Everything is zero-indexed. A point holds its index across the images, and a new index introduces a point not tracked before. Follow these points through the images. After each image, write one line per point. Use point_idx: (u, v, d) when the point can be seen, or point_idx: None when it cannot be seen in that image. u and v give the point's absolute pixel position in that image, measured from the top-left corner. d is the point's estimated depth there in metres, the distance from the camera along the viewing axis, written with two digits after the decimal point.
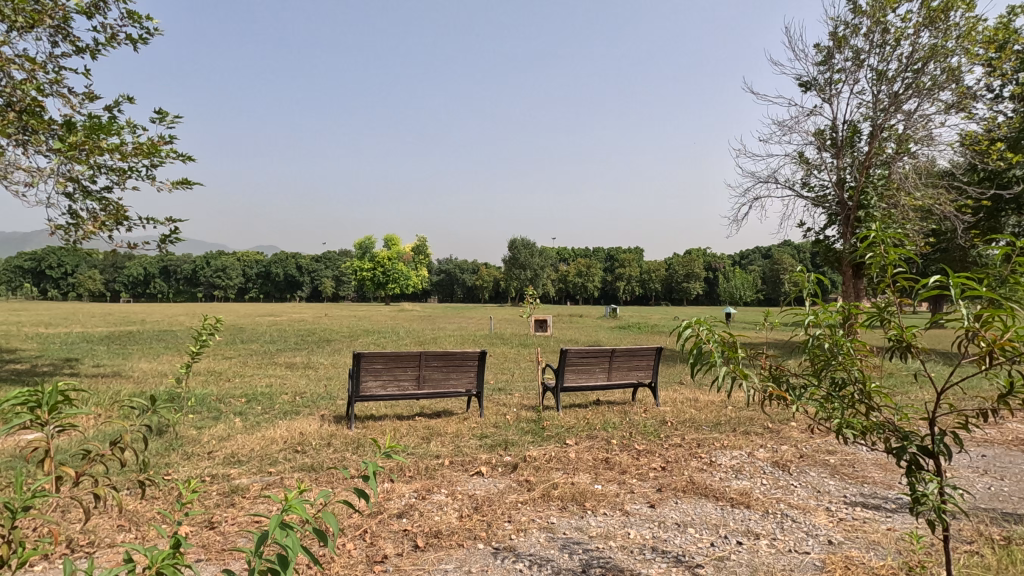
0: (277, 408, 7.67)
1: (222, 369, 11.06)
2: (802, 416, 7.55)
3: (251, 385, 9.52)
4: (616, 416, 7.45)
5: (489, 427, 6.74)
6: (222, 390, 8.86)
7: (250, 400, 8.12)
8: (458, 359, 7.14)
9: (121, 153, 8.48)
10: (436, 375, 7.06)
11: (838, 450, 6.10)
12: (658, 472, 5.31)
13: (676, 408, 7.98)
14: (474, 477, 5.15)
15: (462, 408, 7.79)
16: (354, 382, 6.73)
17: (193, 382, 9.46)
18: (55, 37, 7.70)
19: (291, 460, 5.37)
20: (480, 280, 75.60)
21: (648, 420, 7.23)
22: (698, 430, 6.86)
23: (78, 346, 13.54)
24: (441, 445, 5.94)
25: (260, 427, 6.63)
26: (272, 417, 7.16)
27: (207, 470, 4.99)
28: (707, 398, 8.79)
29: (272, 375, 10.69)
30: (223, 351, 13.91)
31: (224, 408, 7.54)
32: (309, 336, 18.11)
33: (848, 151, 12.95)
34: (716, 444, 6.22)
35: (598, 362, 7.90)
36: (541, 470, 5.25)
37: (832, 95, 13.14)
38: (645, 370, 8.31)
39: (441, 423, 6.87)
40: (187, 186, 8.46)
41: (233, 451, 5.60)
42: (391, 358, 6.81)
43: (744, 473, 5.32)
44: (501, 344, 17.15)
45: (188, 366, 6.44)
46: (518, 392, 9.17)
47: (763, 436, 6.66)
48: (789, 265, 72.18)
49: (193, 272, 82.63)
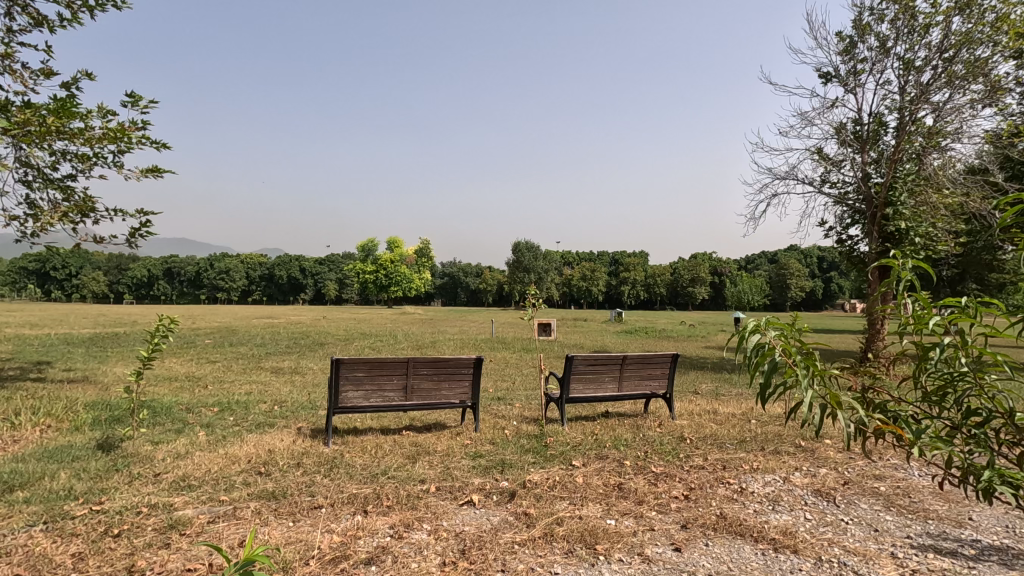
0: (250, 419, 6.90)
1: (202, 375, 10.33)
2: (835, 434, 6.72)
3: (228, 392, 8.75)
4: (628, 432, 6.65)
5: (484, 443, 5.95)
6: (194, 398, 8.09)
7: (222, 410, 7.35)
8: (451, 367, 6.36)
9: (85, 137, 7.76)
10: (427, 385, 6.28)
11: (886, 475, 5.29)
12: (681, 503, 4.50)
13: (693, 422, 7.17)
14: (464, 508, 4.36)
15: (457, 421, 7.01)
16: (334, 392, 5.95)
17: (167, 389, 8.71)
18: (9, 8, 6.99)
19: (250, 484, 4.58)
20: (484, 283, 74.90)
21: (664, 436, 6.42)
22: (722, 448, 6.05)
23: (56, 348, 12.81)
24: (429, 467, 5.15)
25: (224, 442, 5.85)
26: (242, 429, 6.38)
27: (148, 498, 4.21)
28: (726, 411, 7.98)
29: (254, 381, 9.94)
30: (208, 355, 13.15)
31: (190, 419, 6.78)
32: (302, 339, 17.41)
33: (872, 146, 12.14)
34: (745, 467, 5.40)
35: (608, 371, 7.11)
36: (542, 500, 4.45)
37: (855, 86, 12.34)
38: (659, 379, 7.51)
39: (430, 438, 6.09)
40: (157, 173, 7.72)
41: (186, 473, 4.82)
42: (376, 365, 6.03)
43: (783, 504, 4.50)
44: (502, 349, 16.37)
45: (139, 375, 5.54)
46: (518, 402, 8.38)
47: (797, 457, 5.84)
48: (796, 270, 71.26)
49: (196, 274, 82.23)
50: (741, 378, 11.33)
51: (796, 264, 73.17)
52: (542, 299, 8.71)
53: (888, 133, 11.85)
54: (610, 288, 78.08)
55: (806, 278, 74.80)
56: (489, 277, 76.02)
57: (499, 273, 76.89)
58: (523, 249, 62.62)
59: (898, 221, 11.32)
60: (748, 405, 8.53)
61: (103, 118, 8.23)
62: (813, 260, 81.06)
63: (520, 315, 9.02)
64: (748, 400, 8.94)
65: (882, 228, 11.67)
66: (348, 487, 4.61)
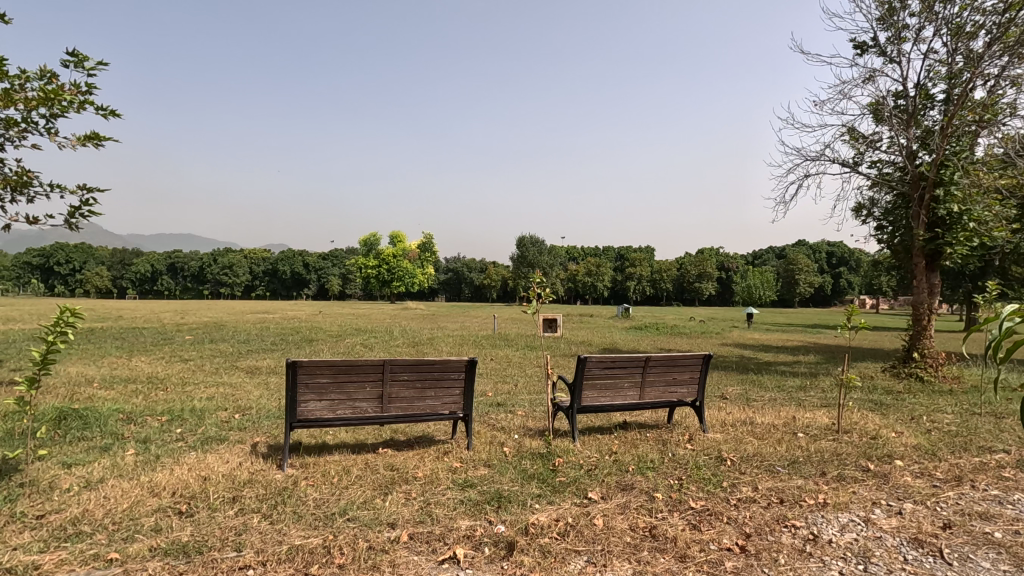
0: (198, 433, 5.74)
1: (167, 376, 9.19)
2: (906, 454, 5.52)
3: (188, 397, 7.60)
4: (653, 449, 5.48)
5: (478, 467, 4.79)
6: (144, 405, 6.92)
7: (169, 421, 6.18)
8: (437, 371, 5.19)
9: (12, 101, 6.62)
10: (410, 394, 5.11)
11: (993, 513, 4.10)
12: (739, 563, 3.32)
13: (730, 438, 6.00)
14: (444, 568, 3.19)
15: (447, 435, 5.85)
16: (290, 403, 4.80)
17: (116, 393, 7.57)
18: None
19: (160, 532, 3.43)
20: (488, 280, 73.70)
21: (699, 457, 5.25)
22: (774, 473, 4.86)
23: (17, 346, 11.70)
24: (403, 503, 3.98)
25: (152, 464, 4.69)
26: (182, 447, 5.22)
27: (10, 555, 3.07)
28: (765, 422, 6.79)
29: (223, 383, 8.78)
30: (184, 353, 12.01)
31: (125, 433, 5.62)
32: (290, 335, 16.25)
33: (918, 121, 10.83)
34: (811, 503, 4.21)
35: (628, 376, 5.94)
36: (551, 558, 3.27)
37: (896, 56, 11.03)
38: (687, 386, 6.34)
39: (412, 459, 4.93)
40: (98, 141, 6.61)
41: (82, 513, 3.66)
42: (343, 369, 4.85)
43: (879, 564, 3.31)
44: (505, 346, 15.18)
45: (25, 399, 4.38)
46: (520, 410, 7.21)
47: (869, 486, 4.65)
48: (806, 266, 69.78)
49: (200, 269, 81.40)
50: (773, 380, 10.14)
51: (805, 260, 71.55)
52: (551, 293, 7.39)
53: (935, 106, 10.54)
54: (616, 283, 76.66)
55: (815, 273, 73.29)
56: (494, 273, 74.69)
57: (504, 268, 75.77)
58: (529, 245, 62.66)
59: (949, 204, 10.03)
60: (789, 414, 7.34)
61: (40, 80, 7.10)
62: (823, 256, 79.39)
63: (523, 309, 7.74)
64: (787, 408, 7.75)
65: (929, 212, 10.38)
66: (290, 536, 3.44)
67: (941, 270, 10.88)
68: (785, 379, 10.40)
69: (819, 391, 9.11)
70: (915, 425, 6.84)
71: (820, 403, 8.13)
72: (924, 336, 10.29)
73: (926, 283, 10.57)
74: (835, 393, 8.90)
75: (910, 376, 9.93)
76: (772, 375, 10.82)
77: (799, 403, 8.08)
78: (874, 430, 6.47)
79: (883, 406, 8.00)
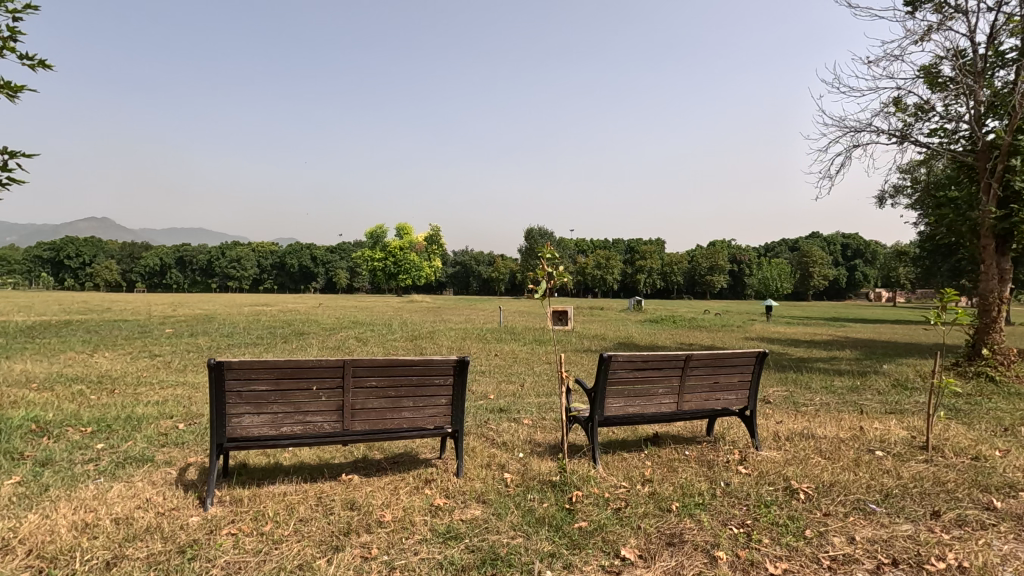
0: (119, 451, 4.54)
1: (124, 374, 8.05)
2: None
3: (131, 401, 6.40)
4: (699, 476, 4.22)
5: (468, 506, 3.56)
6: (71, 412, 5.72)
7: (91, 435, 4.98)
8: (416, 377, 3.93)
9: None
10: (380, 405, 3.88)
11: None
12: None
13: (793, 458, 4.72)
14: None
15: (433, 454, 4.63)
16: (218, 417, 3.59)
17: (49, 396, 6.41)
18: None
19: None
20: (497, 271, 72.65)
21: (762, 488, 3.97)
22: (870, 514, 3.58)
23: None
24: (355, 570, 2.75)
25: (31, 499, 3.49)
26: (86, 473, 4.02)
27: None
28: (829, 436, 5.48)
29: (182, 384, 7.58)
30: (155, 347, 10.86)
31: (24, 452, 4.42)
32: (280, 329, 15.06)
33: (984, 83, 9.36)
34: (944, 569, 2.92)
35: (662, 379, 4.69)
36: None
37: (959, 10, 9.56)
38: (736, 392, 5.05)
39: (381, 493, 3.71)
40: (11, 91, 5.44)
41: None
42: (286, 373, 3.62)
43: None
44: (511, 340, 13.92)
45: None
46: (526, 419, 5.96)
47: (1009, 536, 3.36)
48: (821, 258, 67.91)
49: (208, 263, 80.92)
50: (817, 381, 8.81)
51: (820, 252, 69.66)
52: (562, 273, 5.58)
53: (1008, 64, 9.09)
54: (626, 276, 75.17)
55: (831, 266, 71.39)
56: (502, 266, 73.50)
57: (511, 262, 74.53)
58: (536, 236, 61.25)
59: None
60: (853, 424, 6.04)
61: None
62: (838, 249, 77.37)
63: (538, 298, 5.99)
64: (847, 416, 6.43)
65: (1002, 185, 8.90)
66: None
67: (1011, 255, 9.46)
68: (831, 379, 9.06)
69: (876, 394, 7.78)
70: (1016, 441, 5.50)
71: (883, 410, 6.81)
72: (992, 331, 8.98)
73: (995, 268, 9.19)
74: (896, 397, 7.56)
75: (978, 375, 8.57)
76: (814, 374, 9.48)
77: (859, 410, 6.75)
78: (973, 446, 5.14)
79: (962, 414, 6.66)
